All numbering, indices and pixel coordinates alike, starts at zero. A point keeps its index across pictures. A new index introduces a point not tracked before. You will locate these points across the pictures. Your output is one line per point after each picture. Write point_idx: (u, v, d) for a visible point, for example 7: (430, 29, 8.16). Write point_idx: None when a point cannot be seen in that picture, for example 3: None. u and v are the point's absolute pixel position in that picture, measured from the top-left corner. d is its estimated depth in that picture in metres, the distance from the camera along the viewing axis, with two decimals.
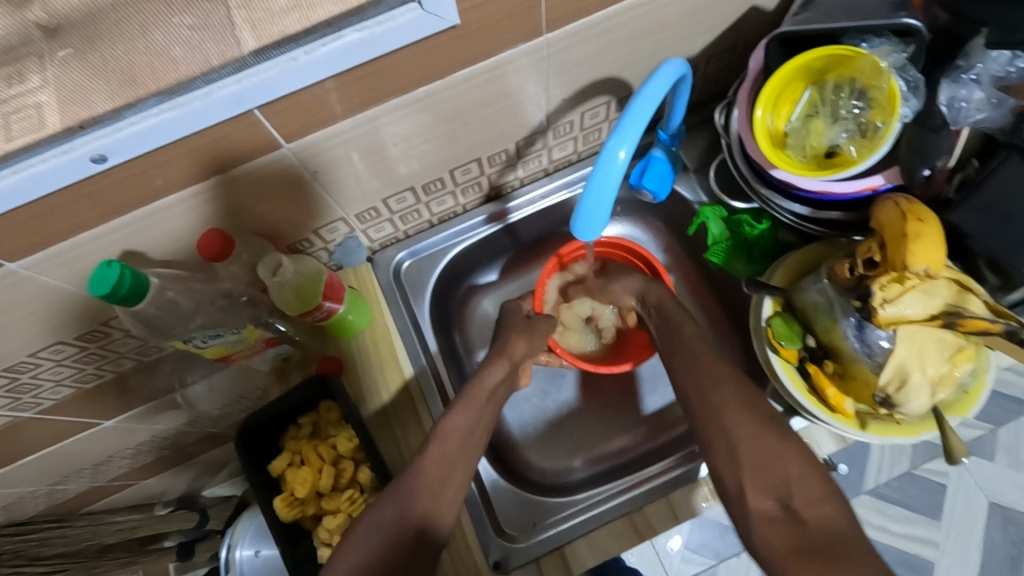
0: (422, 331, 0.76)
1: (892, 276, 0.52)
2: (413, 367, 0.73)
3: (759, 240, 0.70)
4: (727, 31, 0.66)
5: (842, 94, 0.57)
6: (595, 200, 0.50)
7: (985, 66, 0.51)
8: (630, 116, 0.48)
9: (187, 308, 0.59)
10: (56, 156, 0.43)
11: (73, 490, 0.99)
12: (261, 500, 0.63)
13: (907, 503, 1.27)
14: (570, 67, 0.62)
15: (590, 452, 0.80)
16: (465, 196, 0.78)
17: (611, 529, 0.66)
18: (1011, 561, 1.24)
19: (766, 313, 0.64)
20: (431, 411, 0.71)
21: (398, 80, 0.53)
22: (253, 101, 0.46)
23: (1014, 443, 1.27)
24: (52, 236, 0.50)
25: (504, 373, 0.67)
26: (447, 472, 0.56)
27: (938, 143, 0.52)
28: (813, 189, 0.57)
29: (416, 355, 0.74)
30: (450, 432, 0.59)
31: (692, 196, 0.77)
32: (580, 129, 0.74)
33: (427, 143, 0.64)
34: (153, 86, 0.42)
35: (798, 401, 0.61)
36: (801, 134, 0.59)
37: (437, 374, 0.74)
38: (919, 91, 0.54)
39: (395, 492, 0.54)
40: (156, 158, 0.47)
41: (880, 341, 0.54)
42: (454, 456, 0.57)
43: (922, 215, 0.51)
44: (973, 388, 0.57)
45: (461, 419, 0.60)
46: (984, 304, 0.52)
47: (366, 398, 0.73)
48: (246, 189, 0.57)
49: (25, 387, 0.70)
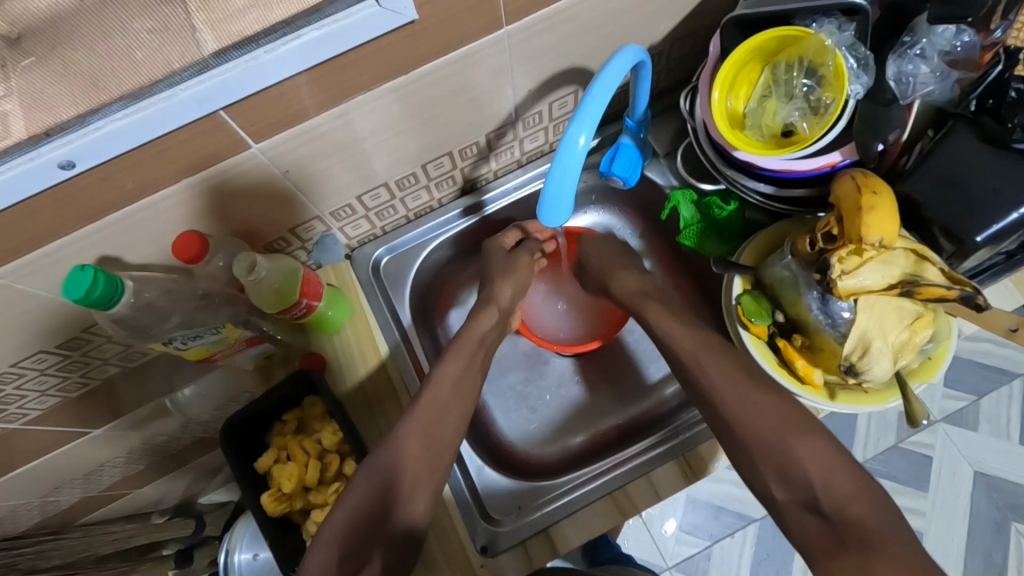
0: (400, 318, 0.78)
1: (850, 249, 0.53)
2: (385, 338, 0.76)
3: (728, 220, 0.72)
4: (688, 17, 0.67)
5: (793, 73, 0.58)
6: (558, 187, 0.52)
7: (930, 41, 0.53)
8: (587, 104, 0.49)
9: (163, 308, 0.59)
10: (25, 162, 0.43)
11: (67, 500, 1.00)
12: (248, 498, 0.64)
13: (894, 475, 1.33)
14: (534, 58, 0.63)
15: (575, 437, 0.81)
16: (439, 190, 0.79)
17: (594, 509, 0.67)
18: (996, 527, 1.29)
19: (736, 291, 0.66)
20: (404, 375, 0.74)
21: (364, 75, 0.53)
22: (218, 100, 0.47)
23: (994, 413, 1.34)
24: (25, 244, 0.50)
25: (494, 320, 0.74)
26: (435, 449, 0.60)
27: (890, 117, 0.54)
28: (774, 167, 0.58)
29: (392, 337, 0.76)
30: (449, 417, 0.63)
31: (662, 181, 0.79)
32: (549, 119, 0.75)
33: (399, 138, 0.64)
34: (116, 92, 0.43)
35: (771, 376, 0.63)
36: (758, 115, 0.60)
37: (417, 362, 0.75)
38: (869, 68, 0.54)
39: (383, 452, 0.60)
40: (125, 161, 0.48)
41: (842, 312, 0.57)
42: (446, 428, 0.63)
43: (876, 187, 0.53)
44: (936, 353, 0.59)
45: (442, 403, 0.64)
46: (941, 272, 0.53)
47: (347, 388, 0.74)
48: (219, 191, 0.58)
49: (10, 397, 0.70)
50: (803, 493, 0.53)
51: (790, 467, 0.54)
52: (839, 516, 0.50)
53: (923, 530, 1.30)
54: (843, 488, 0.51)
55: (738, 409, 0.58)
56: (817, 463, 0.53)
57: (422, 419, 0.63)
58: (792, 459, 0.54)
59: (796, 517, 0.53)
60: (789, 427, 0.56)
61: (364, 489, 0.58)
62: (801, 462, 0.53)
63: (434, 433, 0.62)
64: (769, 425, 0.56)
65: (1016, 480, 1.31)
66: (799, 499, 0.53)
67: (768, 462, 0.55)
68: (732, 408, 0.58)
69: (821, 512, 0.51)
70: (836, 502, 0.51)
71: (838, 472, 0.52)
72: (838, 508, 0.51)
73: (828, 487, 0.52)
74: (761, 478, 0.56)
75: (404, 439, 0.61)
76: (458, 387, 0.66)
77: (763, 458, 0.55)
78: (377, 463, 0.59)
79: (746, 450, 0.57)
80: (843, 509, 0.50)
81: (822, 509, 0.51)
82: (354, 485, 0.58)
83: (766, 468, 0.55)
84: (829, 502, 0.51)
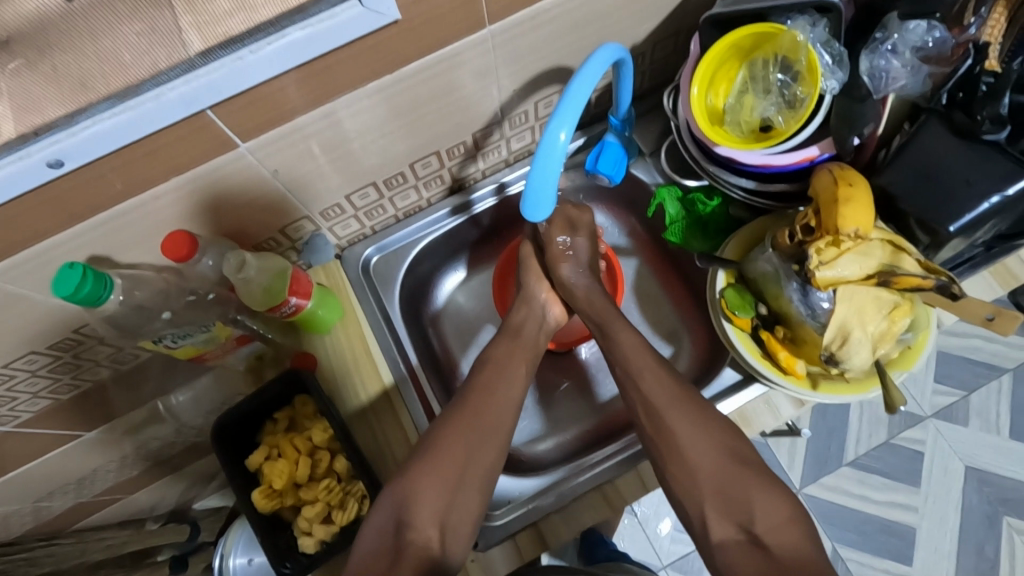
0: (407, 353, 0.77)
1: (828, 240, 0.54)
2: (391, 368, 0.75)
3: (711, 216, 0.73)
4: (669, 17, 0.69)
5: (769, 69, 0.60)
6: (541, 183, 0.53)
7: (902, 36, 0.54)
8: (567, 102, 0.50)
9: (152, 307, 0.60)
10: (14, 162, 0.44)
11: (60, 505, 1.00)
12: (239, 495, 0.65)
13: (886, 471, 1.34)
14: (518, 58, 0.64)
15: (566, 432, 0.82)
16: (428, 189, 0.80)
17: (583, 502, 0.68)
18: (988, 522, 1.29)
19: (720, 285, 0.67)
20: (413, 415, 0.73)
21: (350, 75, 0.54)
22: (205, 100, 0.47)
23: (984, 407, 1.35)
24: (14, 244, 0.51)
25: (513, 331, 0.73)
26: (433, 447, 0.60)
27: (865, 112, 0.55)
28: (754, 162, 0.60)
29: (398, 368, 0.75)
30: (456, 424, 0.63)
31: (647, 178, 0.80)
32: (534, 118, 0.76)
33: (386, 138, 0.65)
34: (104, 91, 0.44)
35: (754, 366, 0.64)
36: (735, 111, 0.62)
37: (429, 406, 0.74)
38: (843, 64, 0.56)
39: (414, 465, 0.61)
40: (114, 160, 0.49)
41: (821, 303, 0.57)
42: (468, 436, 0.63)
43: (852, 180, 0.55)
44: (915, 343, 0.61)
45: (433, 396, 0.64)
46: (917, 262, 0.54)
47: (348, 410, 0.74)
48: (209, 191, 0.59)
49: (2, 399, 0.71)
50: (743, 522, 0.56)
51: (739, 502, 0.57)
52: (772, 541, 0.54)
53: (916, 526, 1.31)
54: (776, 518, 0.55)
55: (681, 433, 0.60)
56: (762, 496, 0.56)
57: (460, 413, 0.64)
58: (742, 491, 0.57)
59: (730, 545, 0.56)
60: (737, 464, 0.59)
61: (406, 478, 0.60)
62: (745, 493, 0.57)
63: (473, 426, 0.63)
64: (715, 461, 0.59)
65: (1008, 474, 1.32)
66: (735, 523, 0.56)
67: (714, 497, 0.58)
68: (686, 444, 0.60)
69: (755, 538, 0.55)
70: (771, 530, 0.55)
71: (777, 502, 0.56)
72: (774, 537, 0.54)
73: (765, 517, 0.56)
74: (702, 511, 0.58)
75: (447, 433, 0.63)
76: (488, 387, 0.67)
77: (710, 488, 0.58)
78: (420, 453, 0.62)
79: (686, 481, 0.59)
80: (776, 535, 0.54)
81: (759, 539, 0.55)
82: (399, 475, 0.61)
83: (711, 499, 0.58)
84: (764, 530, 0.55)
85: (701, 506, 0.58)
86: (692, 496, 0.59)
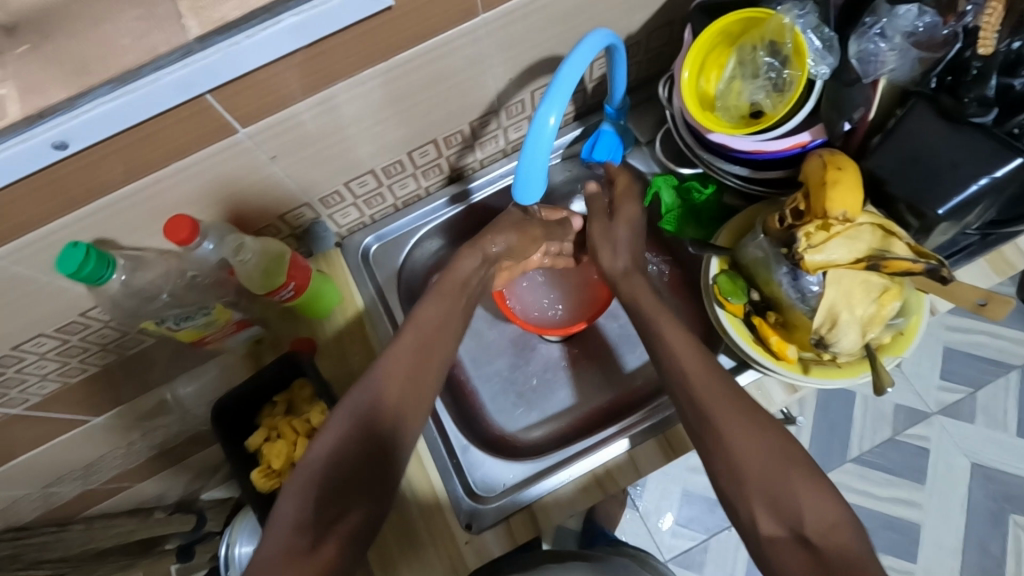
0: (374, 272, 0.82)
1: (818, 224, 0.55)
2: (360, 291, 0.79)
3: (706, 205, 0.73)
4: (663, 7, 0.70)
5: (758, 52, 0.60)
6: (531, 164, 0.54)
7: (891, 21, 0.55)
8: (557, 86, 0.52)
9: (153, 287, 0.62)
10: (19, 143, 0.45)
11: (68, 492, 1.02)
12: (239, 475, 0.66)
13: (889, 467, 1.33)
14: (512, 47, 0.65)
15: (563, 419, 0.83)
16: (426, 178, 0.81)
17: (576, 486, 0.69)
18: (993, 518, 1.29)
19: (713, 271, 0.67)
20: (377, 328, 0.77)
21: (346, 61, 0.56)
22: (203, 84, 0.49)
23: (989, 404, 1.34)
24: (21, 225, 0.52)
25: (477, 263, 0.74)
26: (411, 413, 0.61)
27: (854, 96, 0.56)
28: (746, 149, 0.60)
29: (367, 291, 0.79)
30: (412, 365, 0.63)
31: (644, 168, 0.81)
32: (531, 107, 0.77)
33: (382, 125, 0.67)
34: (105, 74, 0.45)
35: (746, 352, 0.64)
36: (726, 97, 0.63)
37: (391, 316, 0.78)
38: (834, 50, 0.57)
39: (363, 385, 0.60)
40: (116, 143, 0.50)
41: (812, 286, 0.58)
42: (424, 365, 0.64)
43: (841, 164, 0.55)
44: (907, 328, 0.61)
45: (416, 355, 0.64)
46: (907, 247, 0.55)
47: (327, 355, 0.77)
48: (209, 176, 0.60)
49: (12, 382, 0.73)
50: (790, 517, 0.51)
51: (785, 493, 0.52)
52: (824, 544, 0.49)
53: (920, 522, 1.30)
54: (826, 516, 0.50)
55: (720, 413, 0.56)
56: (807, 492, 0.51)
57: (413, 343, 0.65)
58: (782, 485, 0.52)
59: (775, 543, 0.51)
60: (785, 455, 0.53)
61: (333, 438, 0.57)
62: (791, 490, 0.52)
63: (402, 386, 0.61)
64: (765, 448, 0.54)
65: (1014, 471, 1.31)
66: (784, 522, 0.51)
67: (755, 492, 0.53)
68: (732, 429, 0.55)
69: (804, 538, 0.50)
70: (824, 530, 0.50)
71: (826, 501, 0.51)
72: (821, 535, 0.50)
73: (814, 516, 0.50)
74: (753, 515, 0.52)
75: (372, 393, 0.60)
76: (417, 352, 0.64)
77: (754, 484, 0.53)
78: (345, 410, 0.59)
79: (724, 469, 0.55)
80: (828, 538, 0.49)
81: (806, 536, 0.50)
82: (322, 435, 0.57)
83: (751, 489, 0.53)
84: (818, 531, 0.50)
85: (751, 507, 0.53)
86: (736, 492, 0.54)
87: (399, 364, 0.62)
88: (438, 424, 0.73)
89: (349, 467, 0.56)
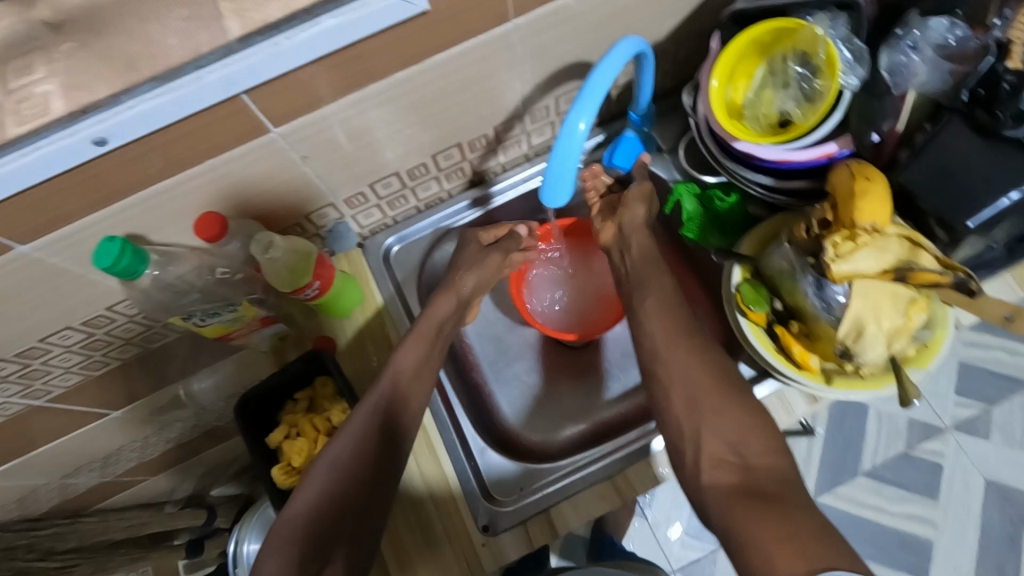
0: (394, 272, 0.83)
1: (844, 235, 0.55)
2: (380, 289, 0.80)
3: (730, 213, 0.73)
4: (692, 15, 0.70)
5: (788, 62, 0.62)
6: (561, 168, 0.55)
7: (923, 34, 0.55)
8: (587, 92, 0.52)
9: (185, 285, 0.65)
10: (63, 138, 0.46)
11: (83, 484, 1.03)
12: (261, 470, 0.67)
13: (902, 483, 1.32)
14: (541, 53, 0.66)
15: (579, 425, 0.83)
16: (449, 181, 0.81)
17: (594, 492, 0.69)
18: (1009, 538, 1.27)
19: (736, 280, 0.67)
20: (396, 323, 0.78)
21: (378, 63, 0.56)
22: (242, 84, 0.49)
23: (1007, 422, 1.33)
24: (58, 218, 0.53)
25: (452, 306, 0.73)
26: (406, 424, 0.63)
27: (884, 108, 0.57)
28: (773, 158, 0.61)
29: (387, 288, 0.80)
30: (406, 386, 0.64)
31: (666, 175, 0.80)
32: (556, 113, 0.78)
33: (409, 128, 0.67)
34: (149, 72, 0.46)
35: (769, 362, 0.64)
36: (755, 105, 0.64)
37: (409, 311, 0.79)
38: (864, 61, 0.58)
39: (346, 429, 0.61)
40: (154, 140, 0.51)
41: (837, 297, 0.57)
42: (416, 391, 0.65)
43: (870, 175, 0.55)
44: (933, 340, 0.61)
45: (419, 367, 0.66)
46: (936, 258, 0.55)
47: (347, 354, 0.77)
48: (240, 175, 0.61)
49: (37, 373, 0.74)
50: (728, 444, 0.51)
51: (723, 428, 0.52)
52: (759, 467, 0.49)
53: (933, 539, 1.29)
54: (765, 446, 0.51)
55: (668, 355, 0.58)
56: (749, 431, 0.51)
57: (399, 373, 0.65)
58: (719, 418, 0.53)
59: (710, 453, 0.52)
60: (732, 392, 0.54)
61: (314, 489, 0.57)
62: (728, 420, 0.52)
63: (378, 434, 0.61)
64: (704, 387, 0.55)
65: None
66: (724, 445, 0.51)
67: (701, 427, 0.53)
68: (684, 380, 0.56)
69: (745, 463, 0.50)
70: (758, 454, 0.50)
71: (762, 434, 0.51)
72: (758, 463, 0.50)
73: (757, 441, 0.51)
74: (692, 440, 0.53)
75: (351, 443, 0.59)
76: (397, 398, 0.63)
77: (701, 409, 0.54)
78: (324, 460, 0.59)
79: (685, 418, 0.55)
80: (760, 462, 0.50)
81: (743, 463, 0.50)
82: (302, 489, 0.57)
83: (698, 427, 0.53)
84: (752, 453, 0.50)
85: (697, 429, 0.53)
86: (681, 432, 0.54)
87: (385, 397, 0.63)
88: (455, 423, 0.74)
89: (333, 514, 0.56)
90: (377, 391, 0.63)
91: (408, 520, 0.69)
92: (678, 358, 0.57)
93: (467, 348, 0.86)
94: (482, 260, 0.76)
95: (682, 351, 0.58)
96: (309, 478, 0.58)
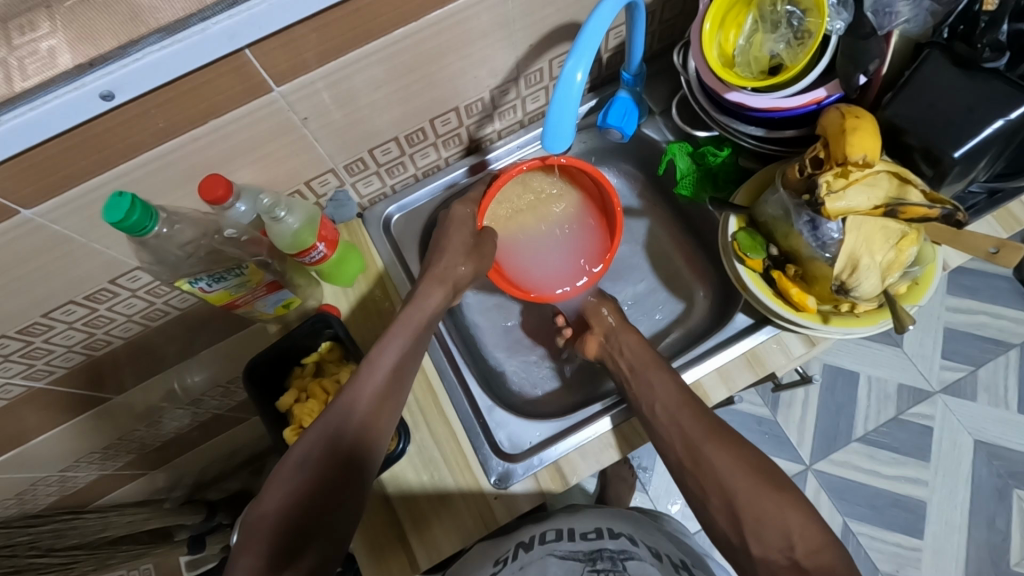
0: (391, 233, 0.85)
1: (837, 172, 0.57)
2: (381, 254, 0.82)
3: (721, 167, 0.74)
4: None
5: (777, 5, 0.64)
6: (561, 115, 0.55)
7: None
8: (583, 42, 0.54)
9: (175, 257, 0.64)
10: (69, 92, 0.46)
11: (83, 479, 1.00)
12: (273, 433, 0.68)
13: (895, 446, 1.35)
14: (535, 12, 0.67)
15: (582, 389, 0.85)
16: (446, 148, 0.83)
17: (603, 441, 0.71)
18: (998, 494, 1.31)
19: (732, 229, 0.69)
20: (396, 281, 0.81)
21: (377, 21, 0.57)
22: (245, 37, 0.50)
23: (991, 382, 1.37)
24: (66, 178, 0.54)
25: (443, 299, 0.72)
26: (381, 427, 0.61)
27: (869, 49, 0.57)
28: (763, 107, 0.63)
29: (385, 252, 0.82)
30: (389, 381, 0.63)
31: (658, 137, 0.83)
32: (549, 77, 0.79)
33: (405, 91, 0.68)
34: (154, 25, 0.46)
35: (768, 305, 0.66)
36: (746, 52, 0.66)
37: (408, 269, 0.82)
38: (848, 6, 0.59)
39: (316, 426, 0.59)
40: (158, 97, 0.51)
41: (831, 235, 0.59)
42: (397, 390, 0.63)
43: (858, 114, 0.57)
44: (923, 276, 0.63)
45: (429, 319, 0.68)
46: (923, 194, 0.57)
47: (356, 321, 0.79)
48: (241, 137, 0.61)
49: (39, 352, 0.72)
50: (778, 540, 0.56)
51: (781, 521, 0.56)
52: (811, 563, 0.53)
53: (926, 499, 1.32)
54: (812, 537, 0.55)
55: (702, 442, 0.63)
56: (797, 516, 0.56)
57: (377, 369, 0.63)
58: (779, 514, 0.57)
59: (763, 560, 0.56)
60: (771, 480, 0.60)
61: (280, 493, 0.55)
62: (775, 512, 0.57)
63: (350, 436, 0.58)
64: (742, 479, 0.60)
65: (1016, 447, 1.33)
66: (774, 544, 0.56)
67: (745, 515, 0.58)
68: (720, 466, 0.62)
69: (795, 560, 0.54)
70: (809, 550, 0.54)
71: (811, 522, 0.56)
72: (810, 556, 0.54)
73: (802, 536, 0.55)
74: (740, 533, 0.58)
75: (322, 441, 0.57)
76: (375, 399, 0.61)
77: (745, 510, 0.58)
78: (293, 459, 0.56)
79: (735, 501, 0.59)
80: (813, 555, 0.54)
81: (796, 558, 0.54)
82: (272, 486, 0.55)
83: (756, 517, 0.57)
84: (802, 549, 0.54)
85: (737, 528, 0.58)
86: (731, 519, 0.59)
87: (365, 394, 0.61)
88: (463, 383, 0.75)
89: (303, 516, 0.54)
90: (358, 388, 0.61)
91: (422, 481, 0.70)
92: (711, 448, 0.63)
93: (470, 315, 0.88)
94: (478, 250, 0.77)
95: (716, 442, 0.63)
96: (275, 481, 0.56)
